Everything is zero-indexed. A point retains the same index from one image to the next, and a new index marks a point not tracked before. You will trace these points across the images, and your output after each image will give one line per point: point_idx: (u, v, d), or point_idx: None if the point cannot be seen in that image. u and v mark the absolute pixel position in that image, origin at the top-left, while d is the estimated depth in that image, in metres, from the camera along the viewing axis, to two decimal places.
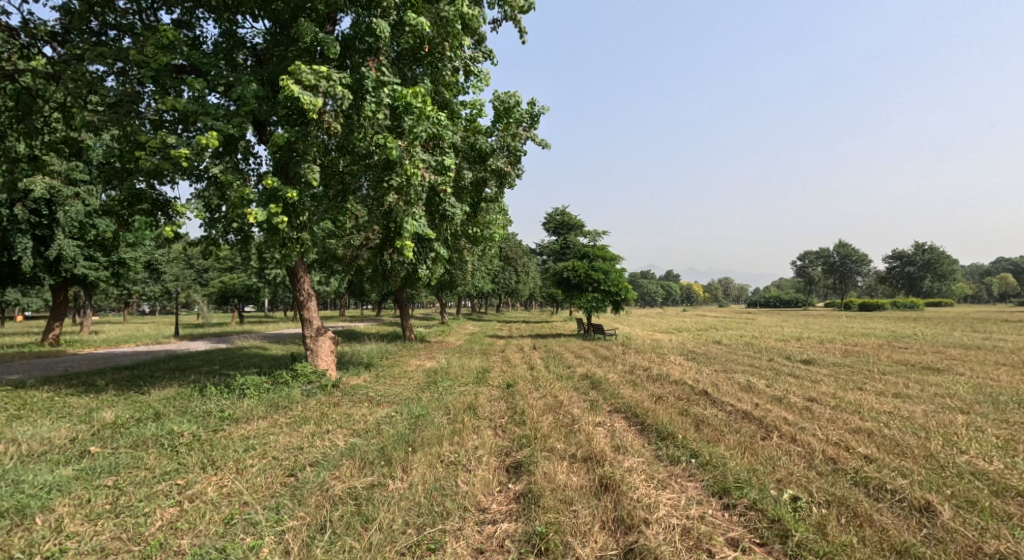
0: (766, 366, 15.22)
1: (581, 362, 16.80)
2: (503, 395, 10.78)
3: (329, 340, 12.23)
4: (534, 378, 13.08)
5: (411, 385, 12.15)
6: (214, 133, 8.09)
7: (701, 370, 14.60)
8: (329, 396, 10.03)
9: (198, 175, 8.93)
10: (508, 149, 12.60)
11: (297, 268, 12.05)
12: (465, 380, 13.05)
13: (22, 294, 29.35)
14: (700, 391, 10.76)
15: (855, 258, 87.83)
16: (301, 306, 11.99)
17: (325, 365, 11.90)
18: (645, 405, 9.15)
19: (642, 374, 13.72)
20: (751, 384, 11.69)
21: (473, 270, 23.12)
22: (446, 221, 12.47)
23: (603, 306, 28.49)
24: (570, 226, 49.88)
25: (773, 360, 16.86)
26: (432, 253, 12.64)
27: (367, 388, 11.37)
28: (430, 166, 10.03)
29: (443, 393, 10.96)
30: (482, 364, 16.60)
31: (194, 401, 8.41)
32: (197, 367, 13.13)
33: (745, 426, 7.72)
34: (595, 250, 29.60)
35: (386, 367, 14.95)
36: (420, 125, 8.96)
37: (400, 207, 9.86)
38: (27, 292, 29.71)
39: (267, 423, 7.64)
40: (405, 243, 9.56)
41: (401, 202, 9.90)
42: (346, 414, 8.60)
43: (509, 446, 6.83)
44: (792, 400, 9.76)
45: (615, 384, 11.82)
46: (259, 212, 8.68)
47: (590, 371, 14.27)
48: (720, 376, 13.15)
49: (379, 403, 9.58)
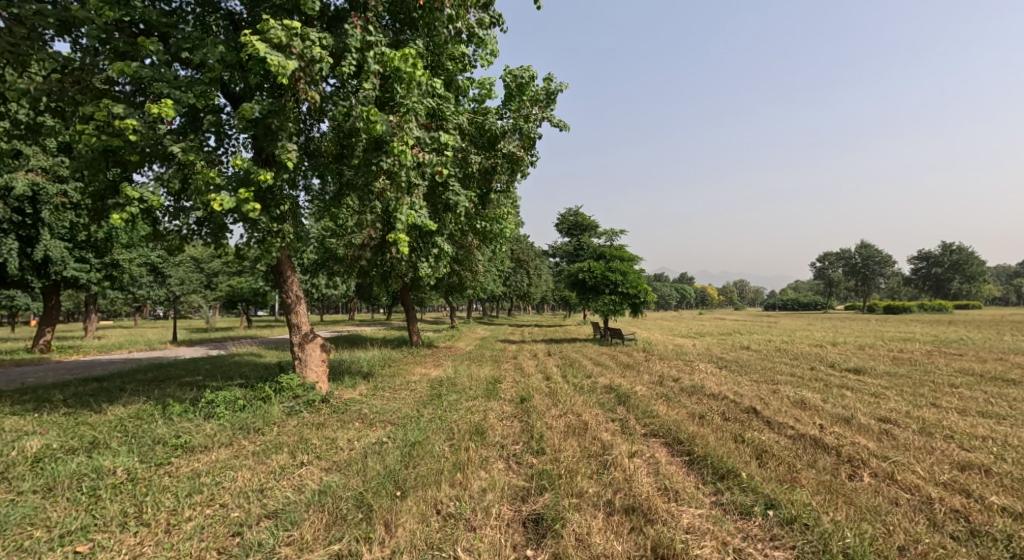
0: (811, 376, 13.57)
1: (601, 371, 15.26)
2: (518, 412, 9.33)
3: (320, 348, 10.85)
4: (551, 391, 11.61)
5: (411, 399, 10.77)
6: (169, 102, 6.72)
7: (739, 381, 13.00)
8: (315, 414, 8.65)
9: (157, 155, 7.57)
10: (521, 131, 11.17)
11: (285, 266, 10.56)
12: (473, 393, 11.61)
13: None
14: (749, 409, 9.17)
15: (878, 259, 85.07)
16: (288, 308, 10.61)
17: (314, 377, 10.53)
18: (688, 427, 7.63)
19: (674, 385, 12.16)
20: (804, 400, 10.08)
21: (484, 271, 21.68)
22: (450, 212, 11.12)
23: (621, 309, 26.86)
24: (584, 226, 48.21)
25: (815, 368, 15.21)
26: (434, 249, 11.38)
27: (361, 403, 9.99)
28: (425, 144, 8.54)
29: (447, 409, 9.54)
30: (493, 373, 15.13)
31: (149, 424, 7.06)
32: (175, 377, 11.81)
33: (820, 458, 6.18)
34: (612, 250, 28.04)
35: (386, 378, 13.56)
36: (411, 95, 7.55)
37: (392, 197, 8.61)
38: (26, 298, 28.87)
39: (229, 454, 6.23)
40: (398, 237, 8.29)
41: (394, 189, 8.58)
42: (329, 439, 7.17)
43: (525, 487, 5.39)
44: (863, 420, 8.17)
45: (645, 399, 10.30)
46: (227, 198, 7.33)
47: (615, 382, 12.74)
48: (763, 389, 11.56)
49: (372, 424, 8.16)
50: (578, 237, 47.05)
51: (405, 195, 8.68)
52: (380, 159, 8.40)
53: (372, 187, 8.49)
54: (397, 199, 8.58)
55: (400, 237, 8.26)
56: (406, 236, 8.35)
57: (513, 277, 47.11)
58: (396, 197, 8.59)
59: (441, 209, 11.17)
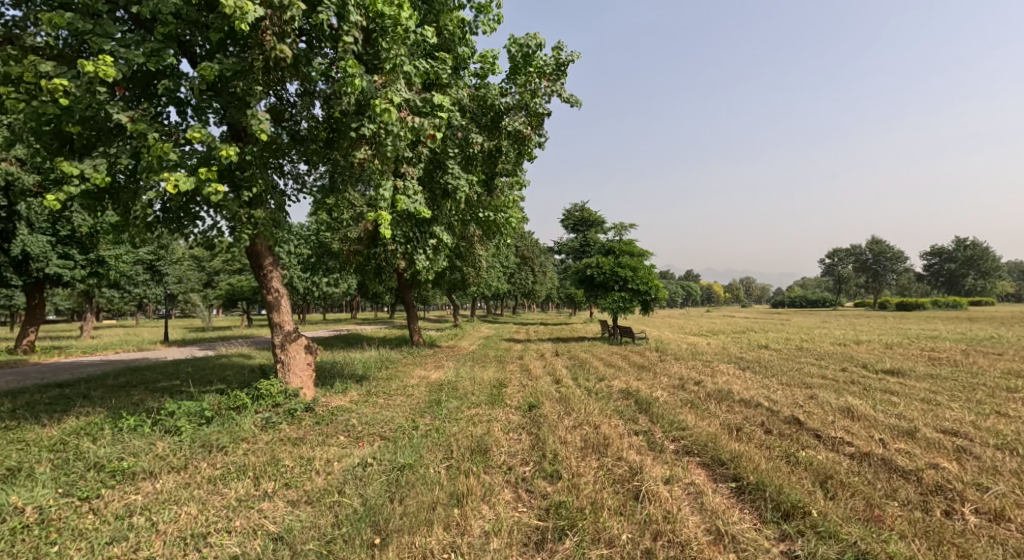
0: (845, 379, 12.43)
1: (614, 373, 14.13)
2: (527, 424, 8.19)
3: (305, 351, 9.77)
4: (562, 397, 10.48)
5: (407, 406, 9.67)
6: (110, 59, 5.56)
7: (768, 384, 11.85)
8: (294, 426, 7.65)
9: (105, 127, 6.43)
10: (528, 108, 10.08)
11: (264, 258, 9.48)
12: (476, 398, 10.50)
13: None
14: (791, 420, 7.98)
15: (889, 255, 83.43)
16: (269, 306, 9.54)
17: (298, 383, 9.45)
18: (727, 443, 6.49)
19: (697, 390, 11.01)
20: (850, 407, 8.91)
21: (487, 268, 20.57)
22: (450, 197, 10.10)
23: (632, 306, 25.66)
24: (590, 222, 46.91)
25: (847, 370, 13.97)
26: (432, 240, 10.30)
27: (350, 412, 8.92)
28: (412, 106, 7.46)
29: (446, 420, 8.44)
30: (497, 374, 14.04)
31: (93, 442, 6.01)
32: (149, 382, 10.76)
33: (900, 486, 5.05)
34: (621, 245, 26.89)
35: (381, 381, 12.46)
36: (398, 48, 6.64)
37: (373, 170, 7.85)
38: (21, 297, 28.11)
39: (178, 481, 5.14)
40: (380, 216, 7.50)
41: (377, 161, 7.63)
42: (304, 459, 6.08)
43: (540, 528, 4.36)
44: (931, 434, 6.97)
45: (669, 407, 9.15)
46: (185, 178, 6.17)
47: (631, 386, 11.62)
48: (800, 395, 10.35)
49: (359, 440, 7.08)
50: (585, 234, 45.77)
51: (388, 170, 7.89)
52: (363, 125, 7.41)
53: (352, 160, 7.51)
54: (380, 173, 7.74)
55: (383, 215, 7.43)
56: (388, 214, 7.53)
57: (517, 274, 46.05)
58: (380, 171, 7.69)
59: (438, 195, 10.08)
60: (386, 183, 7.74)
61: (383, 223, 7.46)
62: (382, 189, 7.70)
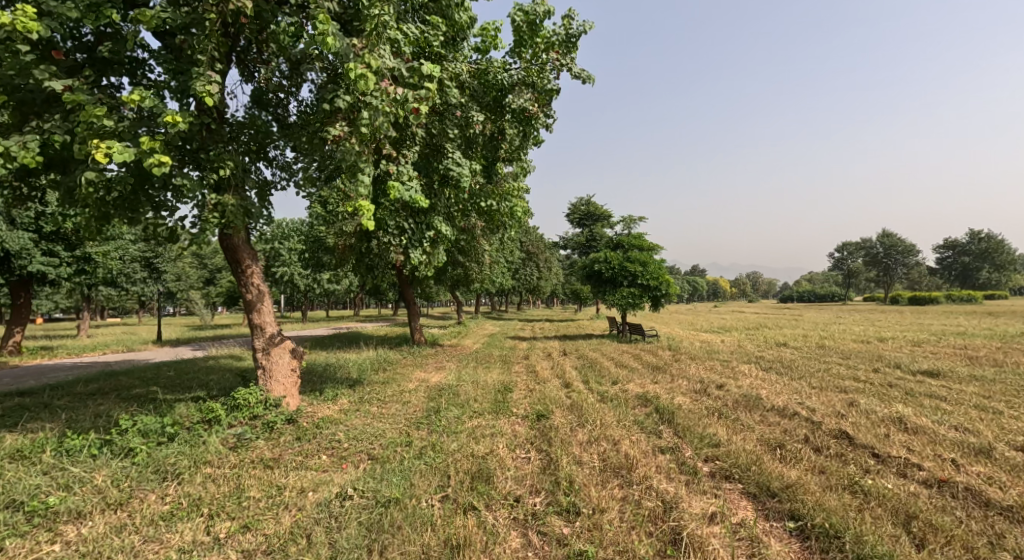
0: (881, 381, 11.38)
1: (628, 376, 13.14)
2: (535, 439, 7.21)
3: (289, 355, 8.83)
4: (573, 403, 9.51)
5: (402, 416, 8.72)
6: (30, 9, 4.58)
7: (797, 388, 10.84)
8: (272, 446, 6.71)
9: (37, 98, 5.47)
10: (534, 85, 9.04)
11: (241, 252, 8.47)
12: (478, 406, 9.55)
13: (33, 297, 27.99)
14: (839, 434, 6.95)
15: (901, 248, 81.87)
16: (249, 307, 8.62)
17: (281, 392, 8.50)
18: (774, 468, 5.50)
19: (721, 395, 10.03)
20: (900, 417, 7.87)
21: (490, 262, 19.59)
22: (449, 184, 9.14)
23: (641, 302, 24.65)
24: (597, 216, 45.79)
25: (881, 371, 12.90)
26: (429, 232, 9.23)
27: (338, 425, 7.98)
28: (398, 76, 6.47)
29: (442, 434, 7.48)
30: (502, 378, 13.09)
31: (24, 470, 5.11)
32: (120, 390, 9.83)
33: (1004, 534, 4.05)
34: (630, 239, 25.81)
35: (377, 386, 11.52)
36: (378, 6, 5.77)
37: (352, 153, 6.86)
38: (35, 296, 28.21)
39: (110, 523, 4.34)
40: (361, 205, 6.47)
41: (356, 140, 6.63)
42: (273, 488, 5.14)
43: None
44: (1011, 453, 5.94)
45: (695, 417, 8.13)
46: (123, 148, 5.29)
47: (647, 391, 10.65)
48: (838, 402, 9.31)
49: (341, 462, 6.14)
50: (591, 228, 44.66)
51: (370, 151, 6.91)
52: (339, 97, 6.47)
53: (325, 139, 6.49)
54: (359, 156, 6.78)
55: (364, 205, 6.43)
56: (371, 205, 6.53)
57: (522, 270, 45.11)
58: (360, 152, 6.73)
59: (436, 182, 9.06)
60: (369, 166, 6.76)
61: (365, 214, 6.45)
62: (363, 173, 6.73)
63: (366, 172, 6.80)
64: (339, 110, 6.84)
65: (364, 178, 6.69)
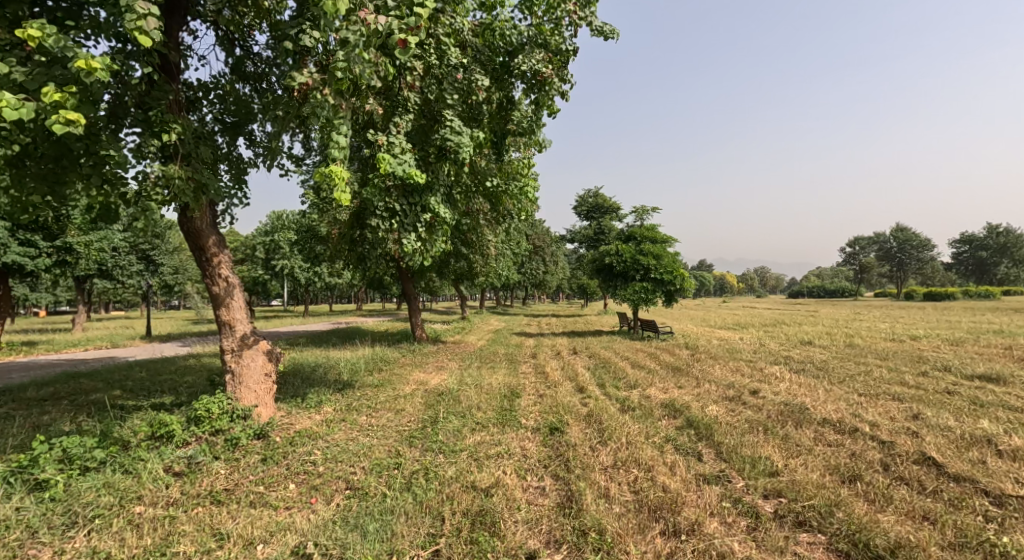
0: (937, 389, 10.07)
1: (646, 378, 11.92)
2: (550, 462, 6.01)
3: (263, 357, 7.62)
4: (591, 413, 8.28)
5: (393, 429, 7.52)
6: None
7: (842, 396, 9.57)
8: (231, 472, 5.49)
9: None
10: (548, 44, 7.75)
11: (204, 237, 7.20)
12: (483, 415, 8.33)
13: (29, 290, 27.29)
14: (924, 460, 5.66)
15: (916, 243, 79.98)
16: (216, 302, 7.41)
17: (252, 399, 7.30)
18: (872, 524, 4.18)
19: (759, 404, 8.78)
20: (986, 436, 6.57)
21: (495, 254, 18.35)
22: (448, 158, 7.89)
23: (654, 297, 23.35)
24: (605, 208, 44.43)
25: (930, 376, 11.58)
26: (425, 213, 7.98)
27: (317, 441, 6.77)
28: (381, 8, 5.18)
29: (437, 456, 6.27)
30: (509, 379, 11.86)
31: None
32: (75, 395, 8.63)
33: None
34: (643, 230, 24.53)
35: (369, 390, 10.30)
36: None
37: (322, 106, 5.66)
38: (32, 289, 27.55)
39: None
40: (332, 171, 5.37)
41: (330, 90, 5.39)
42: (218, 538, 4.01)
43: None
44: None
45: (738, 435, 6.85)
46: (18, 101, 3.98)
47: (674, 398, 9.41)
48: (899, 414, 8.01)
49: (312, 496, 4.98)
50: (599, 220, 43.33)
51: (348, 107, 5.64)
52: (305, 34, 5.24)
53: (290, 86, 5.26)
54: (334, 109, 5.56)
55: (335, 170, 5.33)
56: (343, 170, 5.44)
57: (528, 264, 43.92)
58: (334, 105, 5.49)
59: (431, 155, 7.80)
60: (347, 124, 5.54)
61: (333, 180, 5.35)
62: (338, 132, 5.50)
63: (343, 131, 5.57)
64: (308, 54, 5.59)
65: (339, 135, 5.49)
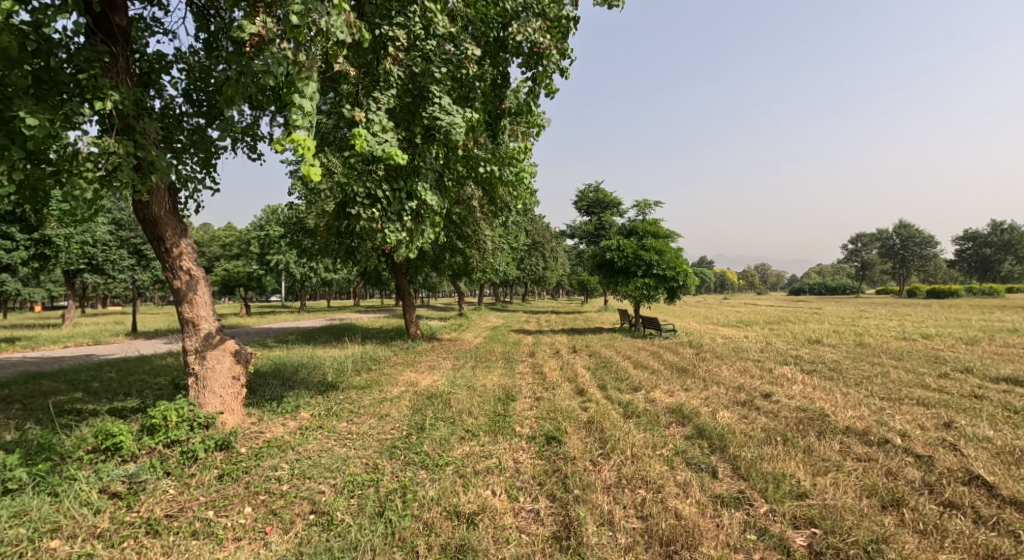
0: (965, 393, 9.37)
1: (650, 380, 11.22)
2: (545, 478, 5.33)
3: (231, 360, 6.91)
4: (591, 420, 7.57)
5: (373, 439, 6.80)
6: None
7: (863, 400, 8.86)
8: (180, 494, 4.81)
9: None
10: (547, 12, 7.02)
11: (163, 226, 6.44)
12: (473, 421, 7.62)
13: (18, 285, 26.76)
14: (973, 481, 4.95)
15: (919, 239, 79.20)
16: (178, 298, 6.71)
17: (216, 406, 6.60)
18: None
19: (775, 410, 8.06)
20: None
21: (492, 249, 17.61)
22: (436, 139, 7.16)
23: (656, 293, 22.63)
24: (607, 203, 43.67)
25: (953, 378, 10.85)
26: (411, 200, 7.25)
27: (286, 454, 6.06)
28: None
29: (417, 472, 5.57)
30: (504, 381, 11.15)
31: None
32: (29, 398, 7.90)
33: None
34: (645, 225, 23.78)
35: (354, 392, 9.58)
36: None
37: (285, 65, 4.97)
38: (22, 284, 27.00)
39: None
40: (297, 139, 4.63)
41: (289, 45, 4.65)
42: None
43: None
44: None
45: (755, 447, 6.16)
46: None
47: (681, 402, 8.71)
48: (930, 423, 7.31)
49: (266, 525, 4.34)
50: (600, 216, 42.56)
51: (314, 68, 4.90)
52: None
53: (242, 38, 4.53)
54: (295, 68, 4.81)
55: (297, 136, 4.59)
56: (308, 137, 4.69)
57: (528, 260, 43.24)
58: (297, 63, 4.79)
59: (418, 136, 7.09)
60: (311, 85, 4.82)
61: (296, 148, 4.61)
62: (302, 94, 4.76)
63: (308, 94, 4.81)
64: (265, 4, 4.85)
65: (304, 95, 4.77)
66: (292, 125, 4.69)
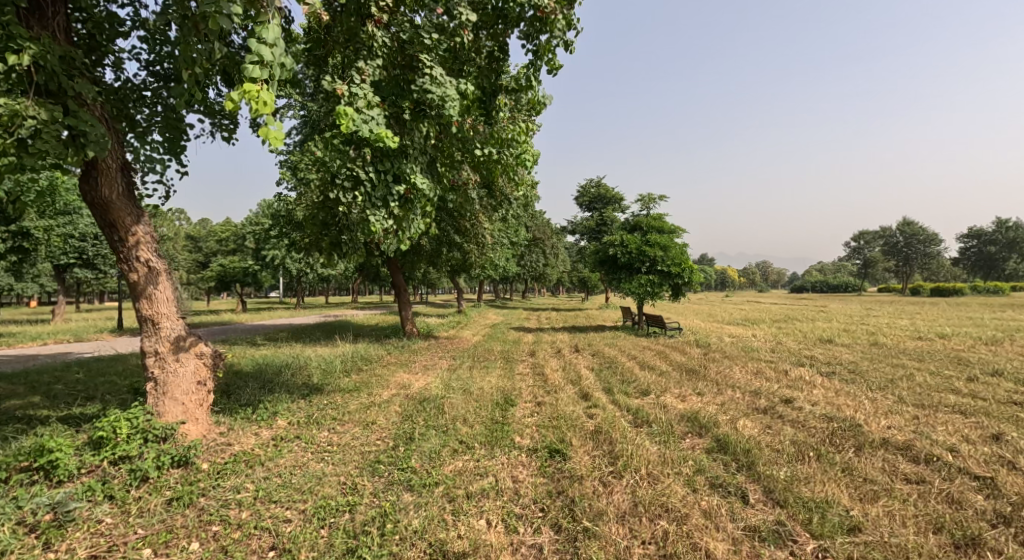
0: (1003, 400, 8.61)
1: (660, 383, 10.44)
2: (546, 503, 4.60)
3: (196, 364, 6.14)
4: (598, 430, 6.81)
5: (355, 452, 6.03)
6: None
7: (894, 408, 8.10)
8: (115, 536, 4.10)
9: None
10: None
11: (116, 211, 5.69)
12: (466, 431, 6.86)
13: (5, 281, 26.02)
14: None
15: (923, 237, 78.34)
16: (136, 295, 5.92)
17: (176, 416, 5.83)
18: None
19: (801, 419, 7.30)
20: None
21: (490, 243, 16.82)
22: (426, 115, 6.39)
23: (661, 291, 21.87)
24: (608, 199, 42.84)
25: (985, 383, 10.08)
26: (399, 185, 6.48)
27: (252, 470, 5.31)
28: None
29: (399, 495, 4.81)
30: (503, 383, 10.39)
31: None
32: None
33: None
34: (649, 220, 22.97)
35: (339, 396, 8.82)
36: None
37: (241, 7, 4.24)
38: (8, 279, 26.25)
39: None
40: (252, 90, 3.90)
41: None
42: None
43: None
44: None
45: (788, 465, 5.41)
46: None
47: (696, 409, 7.93)
48: (976, 436, 6.55)
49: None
50: (602, 212, 41.71)
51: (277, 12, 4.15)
52: None
53: None
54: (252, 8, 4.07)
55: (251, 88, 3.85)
56: (264, 90, 3.96)
57: (528, 256, 42.43)
58: None
59: (406, 112, 6.31)
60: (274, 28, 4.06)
61: (251, 103, 3.91)
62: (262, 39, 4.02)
63: (272, 40, 4.07)
64: None
65: (263, 41, 4.03)
66: (246, 76, 3.94)
